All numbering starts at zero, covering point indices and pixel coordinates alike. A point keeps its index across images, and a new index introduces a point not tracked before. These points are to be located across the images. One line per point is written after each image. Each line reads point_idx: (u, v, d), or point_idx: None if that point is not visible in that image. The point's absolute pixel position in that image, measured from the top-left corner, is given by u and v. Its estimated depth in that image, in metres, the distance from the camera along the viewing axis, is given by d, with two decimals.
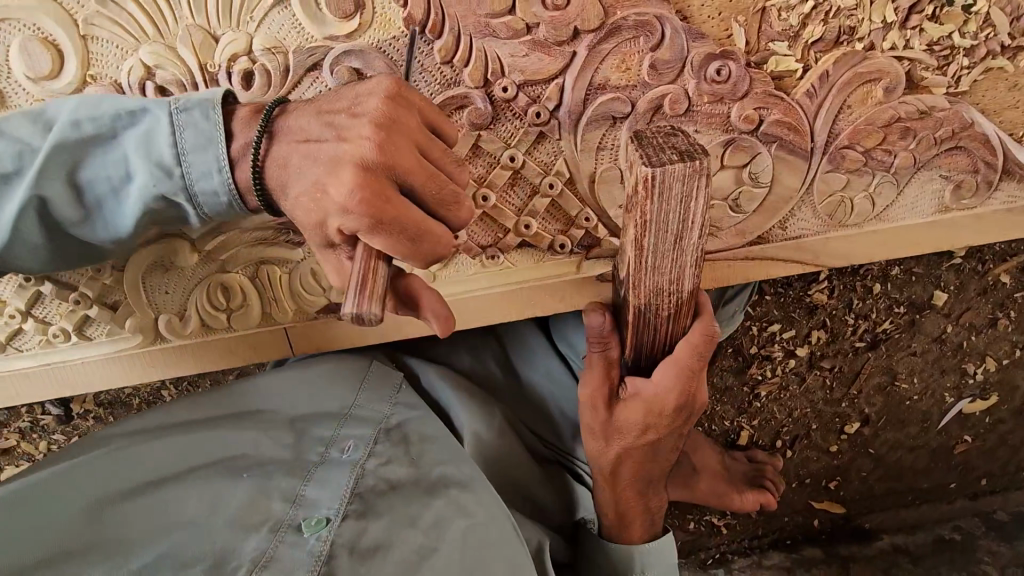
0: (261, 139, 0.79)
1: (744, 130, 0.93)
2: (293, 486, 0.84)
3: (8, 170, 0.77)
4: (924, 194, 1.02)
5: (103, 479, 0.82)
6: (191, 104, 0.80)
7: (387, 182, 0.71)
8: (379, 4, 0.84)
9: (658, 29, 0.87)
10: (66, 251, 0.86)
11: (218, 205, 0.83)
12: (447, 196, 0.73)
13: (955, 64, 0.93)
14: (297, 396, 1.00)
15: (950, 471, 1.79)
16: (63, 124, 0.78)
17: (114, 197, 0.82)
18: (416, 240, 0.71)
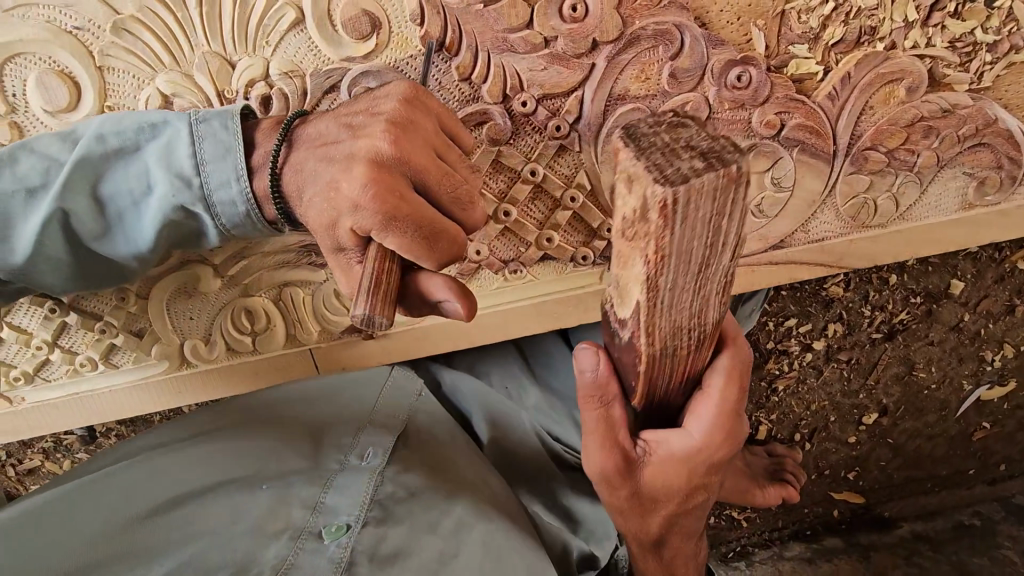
0: (279, 147, 0.77)
1: (766, 135, 0.93)
2: (313, 494, 0.86)
3: (34, 184, 0.77)
4: (947, 192, 1.01)
5: (130, 491, 0.85)
6: (211, 115, 0.80)
7: (401, 179, 0.68)
8: (396, 24, 0.84)
9: (677, 38, 0.86)
10: (88, 268, 0.84)
11: (235, 215, 0.82)
12: (461, 193, 0.71)
13: (978, 60, 0.92)
14: (320, 402, 1.01)
15: (968, 457, 1.79)
16: (88, 138, 0.78)
17: (135, 211, 0.81)
18: (431, 238, 0.68)
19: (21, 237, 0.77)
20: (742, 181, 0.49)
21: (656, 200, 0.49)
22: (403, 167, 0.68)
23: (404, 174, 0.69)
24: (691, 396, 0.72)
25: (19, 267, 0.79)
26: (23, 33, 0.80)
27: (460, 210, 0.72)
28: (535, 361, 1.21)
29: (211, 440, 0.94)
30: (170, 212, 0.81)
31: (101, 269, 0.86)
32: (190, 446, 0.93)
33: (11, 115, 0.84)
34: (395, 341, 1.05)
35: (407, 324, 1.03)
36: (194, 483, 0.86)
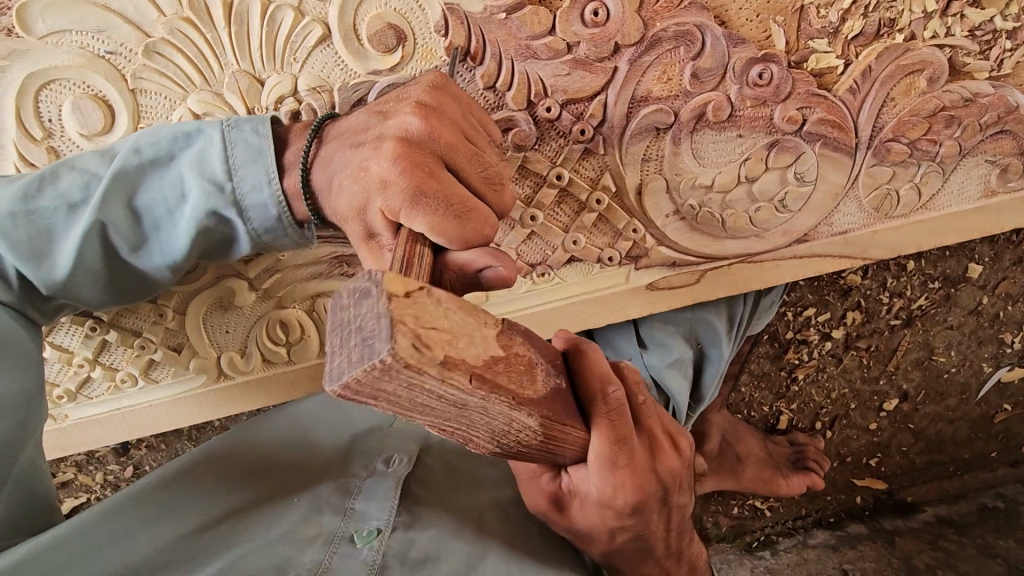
0: (310, 142, 0.79)
1: (788, 130, 0.93)
2: (343, 500, 0.88)
3: (74, 199, 0.79)
4: (970, 179, 1.02)
5: (173, 503, 0.87)
6: (242, 121, 0.81)
7: (432, 158, 0.69)
8: (420, 37, 0.85)
9: (699, 38, 0.87)
10: (126, 279, 0.86)
11: (267, 218, 0.83)
12: (491, 173, 0.72)
13: (998, 48, 0.92)
14: (345, 409, 1.07)
15: (991, 440, 1.80)
16: (125, 151, 0.79)
17: (170, 220, 0.82)
18: (463, 216, 0.67)
19: (63, 251, 0.79)
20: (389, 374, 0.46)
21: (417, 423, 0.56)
22: (432, 146, 0.70)
23: (434, 151, 0.69)
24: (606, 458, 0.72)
25: (61, 282, 0.81)
26: (58, 60, 0.82)
27: (493, 195, 0.73)
28: None
29: (245, 447, 0.98)
30: (205, 222, 0.81)
31: (138, 280, 0.87)
32: (224, 456, 0.96)
33: (48, 141, 0.86)
34: None
35: None
36: (232, 497, 0.89)
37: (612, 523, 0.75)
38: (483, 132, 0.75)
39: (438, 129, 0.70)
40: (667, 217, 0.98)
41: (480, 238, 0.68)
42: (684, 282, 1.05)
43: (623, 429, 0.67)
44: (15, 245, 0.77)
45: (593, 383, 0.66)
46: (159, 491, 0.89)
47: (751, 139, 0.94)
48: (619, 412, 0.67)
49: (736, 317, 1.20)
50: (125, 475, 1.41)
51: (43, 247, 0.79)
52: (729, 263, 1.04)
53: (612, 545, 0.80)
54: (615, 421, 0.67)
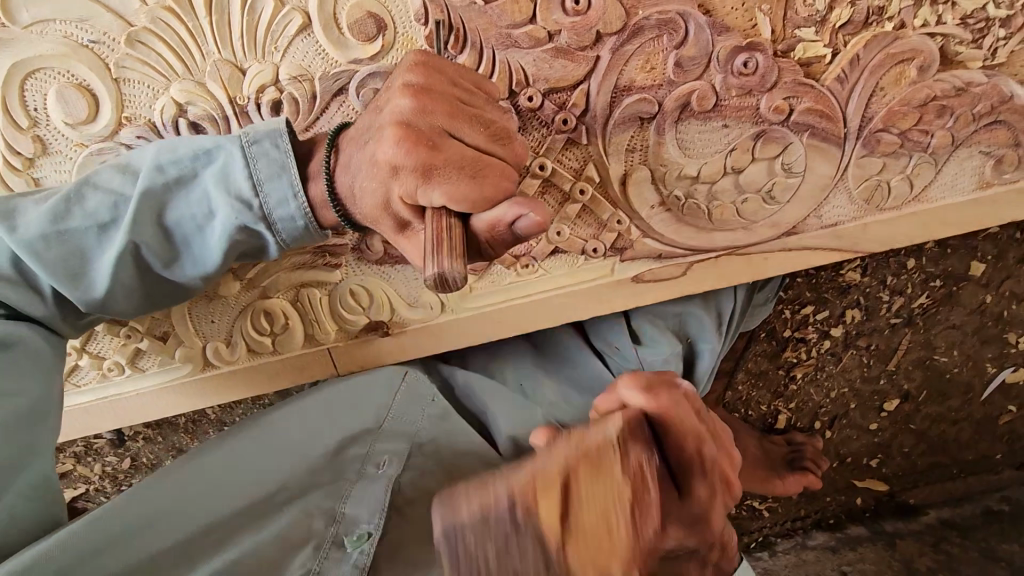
0: (328, 153, 0.81)
1: (775, 121, 0.92)
2: (334, 506, 1.01)
3: (104, 220, 0.81)
4: (964, 171, 1.00)
5: (170, 509, 0.91)
6: (261, 135, 0.81)
7: (436, 130, 0.72)
8: (401, 25, 0.85)
9: (681, 27, 0.86)
10: (158, 292, 0.89)
11: (295, 229, 0.85)
12: (495, 129, 0.75)
13: (992, 36, 0.90)
14: (337, 410, 1.03)
15: (996, 441, 1.76)
16: (149, 170, 0.81)
17: (200, 235, 0.85)
18: (478, 175, 0.71)
19: (99, 271, 0.82)
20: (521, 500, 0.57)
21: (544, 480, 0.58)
22: (434, 119, 0.72)
23: (438, 125, 0.72)
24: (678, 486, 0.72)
25: (99, 299, 0.84)
26: (41, 49, 0.83)
27: (499, 146, 0.75)
28: (551, 356, 1.22)
29: (239, 447, 0.98)
30: (235, 236, 0.84)
31: (168, 292, 0.90)
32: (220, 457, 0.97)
33: (34, 129, 0.87)
34: (411, 338, 1.06)
35: (423, 319, 1.04)
36: (231, 499, 0.95)
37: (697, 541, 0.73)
38: (476, 93, 0.76)
39: (433, 107, 0.72)
40: (652, 208, 0.97)
41: (505, 195, 0.72)
42: (670, 274, 1.03)
43: (711, 483, 0.72)
44: (52, 267, 0.81)
45: (679, 439, 0.72)
46: (149, 497, 0.91)
47: (737, 129, 0.93)
48: (709, 471, 0.72)
49: (725, 313, 1.20)
50: (122, 466, 1.43)
51: (78, 267, 0.82)
52: (714, 256, 1.02)
53: (662, 550, 0.83)
54: (704, 479, 0.72)
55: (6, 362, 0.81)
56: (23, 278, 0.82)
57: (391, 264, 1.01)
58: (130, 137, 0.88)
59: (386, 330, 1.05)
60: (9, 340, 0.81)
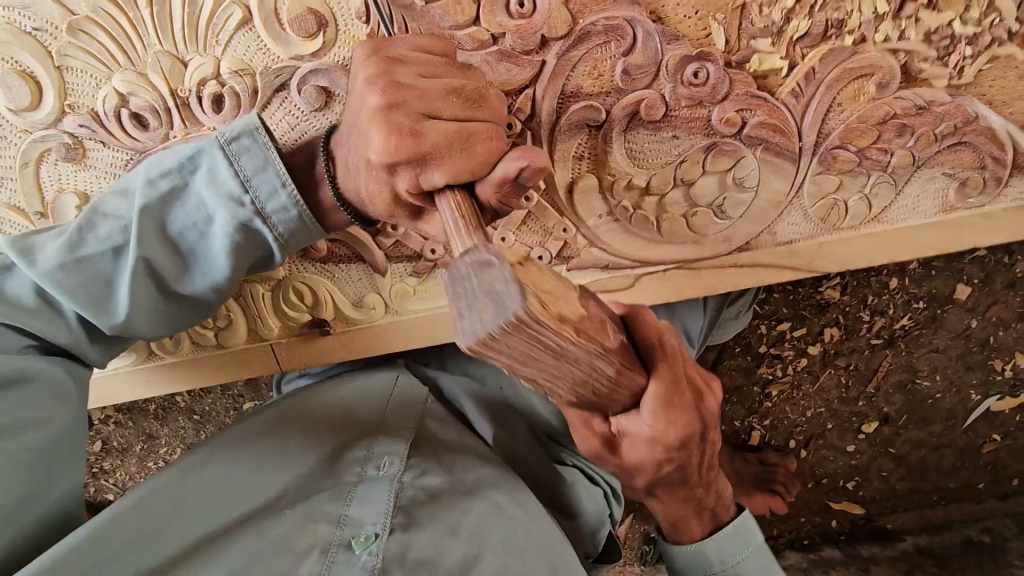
0: (327, 161, 0.79)
1: (726, 133, 0.89)
2: (339, 509, 0.84)
3: (119, 243, 0.79)
4: (926, 193, 0.96)
5: (167, 515, 0.80)
6: (237, 131, 0.78)
7: (415, 111, 0.67)
8: (342, 22, 0.83)
9: (629, 33, 0.83)
10: (178, 311, 0.85)
11: (291, 220, 0.80)
12: (469, 92, 0.69)
13: (958, 54, 0.86)
14: (329, 414, 0.96)
15: (979, 470, 1.65)
16: (142, 188, 0.78)
17: (204, 242, 0.81)
18: (466, 149, 0.68)
19: (119, 291, 0.79)
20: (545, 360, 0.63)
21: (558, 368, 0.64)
22: (408, 105, 0.67)
23: (413, 108, 0.67)
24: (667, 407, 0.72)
25: (118, 324, 0.81)
26: None
27: (477, 111, 0.70)
28: None
29: (234, 456, 0.88)
30: (237, 239, 0.80)
31: (188, 309, 0.86)
32: (212, 463, 0.86)
33: None
34: (354, 338, 1.05)
35: (367, 320, 1.03)
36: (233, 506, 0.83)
37: (660, 456, 0.76)
38: (434, 61, 0.70)
39: (401, 94, 0.67)
40: (600, 218, 0.95)
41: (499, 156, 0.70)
42: (617, 287, 1.01)
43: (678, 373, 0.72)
44: (72, 293, 0.77)
45: (641, 326, 0.74)
46: (141, 509, 0.79)
47: (688, 141, 0.90)
48: (674, 359, 0.73)
49: (694, 334, 1.16)
50: (94, 449, 1.44)
51: (99, 290, 0.79)
52: (665, 269, 1.00)
53: (657, 477, 0.81)
54: (669, 363, 0.72)
55: (21, 397, 0.76)
56: (51, 308, 0.80)
57: (335, 263, 1.00)
58: (73, 126, 0.89)
59: (329, 328, 1.04)
60: (26, 374, 0.76)
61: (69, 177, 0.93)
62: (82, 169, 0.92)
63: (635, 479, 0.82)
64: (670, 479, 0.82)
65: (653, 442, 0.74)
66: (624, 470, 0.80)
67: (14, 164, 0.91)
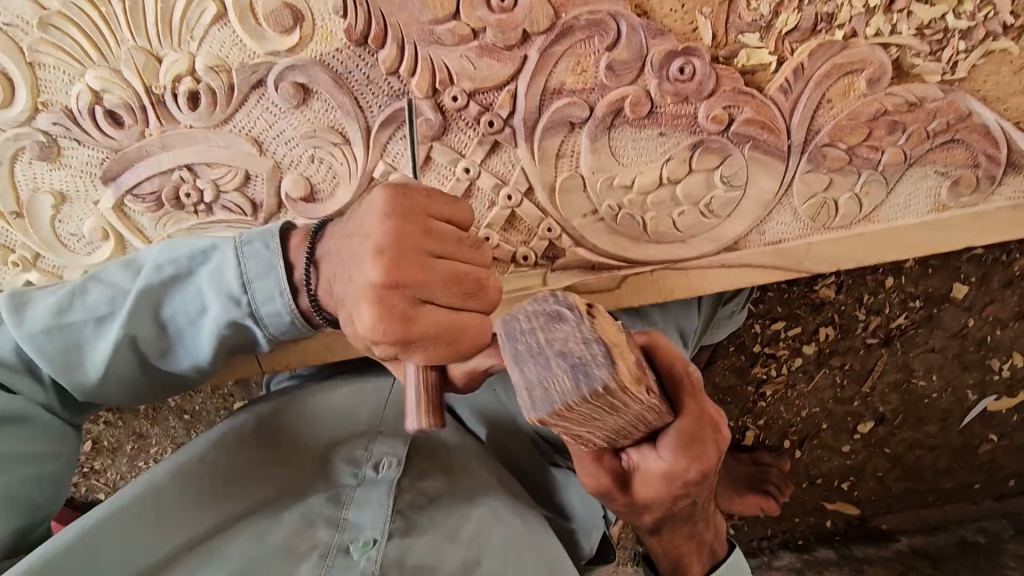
0: (310, 268, 0.74)
1: (714, 130, 0.87)
2: (336, 512, 0.81)
3: (105, 312, 0.76)
4: (918, 192, 0.94)
5: (170, 511, 0.77)
6: (253, 236, 0.76)
7: (409, 301, 0.65)
8: (319, 16, 0.81)
9: (613, 27, 0.81)
10: (157, 385, 0.82)
11: (282, 325, 0.77)
12: (466, 284, 0.68)
13: (951, 49, 0.84)
14: (329, 415, 0.94)
15: (975, 471, 1.63)
16: (148, 269, 0.76)
17: (194, 330, 0.78)
18: (455, 341, 0.66)
19: (93, 360, 0.76)
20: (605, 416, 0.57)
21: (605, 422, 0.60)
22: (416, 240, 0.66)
23: (409, 295, 0.65)
24: (687, 448, 0.68)
25: (92, 390, 0.78)
26: None
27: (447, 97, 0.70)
28: None
29: (241, 458, 0.85)
30: (226, 332, 0.77)
31: (169, 382, 0.83)
32: (213, 465, 0.83)
33: None
34: (337, 339, 1.04)
35: None
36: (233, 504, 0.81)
37: (677, 492, 0.73)
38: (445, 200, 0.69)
39: (414, 228, 0.66)
40: (585, 217, 0.93)
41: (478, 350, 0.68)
42: (603, 286, 0.98)
43: (703, 411, 0.69)
44: (52, 359, 0.75)
45: (665, 362, 0.69)
46: (141, 504, 0.76)
47: (675, 139, 0.88)
48: (702, 394, 0.69)
49: (688, 332, 1.13)
50: (82, 449, 1.42)
51: (75, 358, 0.76)
52: (651, 269, 0.98)
53: (667, 513, 0.78)
54: (697, 399, 0.68)
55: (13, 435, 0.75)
56: (27, 367, 0.77)
57: None
58: (47, 123, 0.87)
59: None
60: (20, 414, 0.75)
61: (43, 176, 0.91)
62: (57, 168, 0.91)
63: (643, 515, 0.79)
64: (680, 514, 0.79)
65: (669, 478, 0.70)
66: (633, 507, 0.76)
67: None
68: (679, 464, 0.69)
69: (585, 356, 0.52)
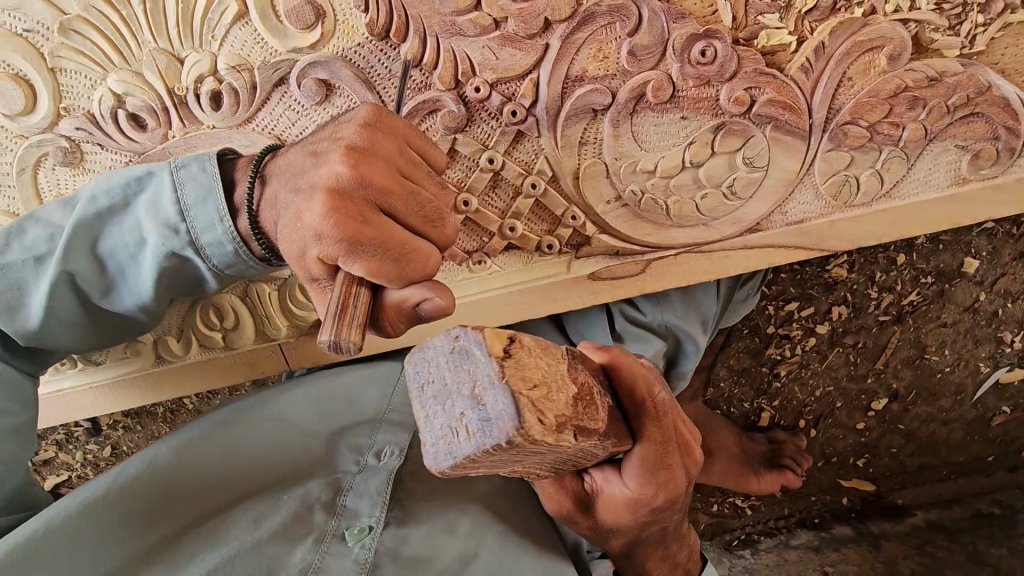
0: (252, 184, 0.74)
1: (735, 113, 0.88)
2: (334, 497, 0.82)
3: (43, 252, 0.77)
4: (938, 166, 0.95)
5: (162, 494, 0.79)
6: (188, 159, 0.76)
7: (366, 207, 0.65)
8: (340, 11, 0.81)
9: (634, 12, 0.82)
10: (104, 325, 0.84)
11: (225, 254, 0.77)
12: (428, 210, 0.67)
13: (969, 22, 0.84)
14: (333, 405, 0.95)
15: (988, 444, 1.64)
16: (82, 202, 0.77)
17: (134, 264, 0.79)
18: (402, 260, 0.64)
19: (35, 300, 0.76)
20: (520, 458, 0.56)
21: (535, 459, 0.59)
22: (380, 153, 0.67)
23: (367, 199, 0.65)
24: (651, 471, 0.70)
25: (35, 332, 0.78)
26: None
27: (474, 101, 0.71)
28: None
29: (238, 445, 0.87)
30: (169, 266, 0.78)
31: (116, 323, 0.84)
32: (209, 450, 0.86)
33: None
34: None
35: None
36: (229, 489, 0.82)
37: (645, 519, 0.76)
38: (418, 136, 0.71)
39: (386, 144, 0.67)
40: (608, 204, 0.94)
41: (416, 279, 0.66)
42: (628, 272, 1.00)
43: (666, 432, 0.69)
44: None
45: (627, 384, 0.68)
46: (134, 489, 0.79)
47: (696, 122, 0.89)
48: (663, 416, 0.68)
49: (708, 318, 1.15)
50: (105, 454, 1.42)
51: (14, 300, 0.76)
52: (676, 252, 0.99)
53: (637, 537, 0.81)
54: (657, 422, 0.68)
55: None
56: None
57: None
58: (69, 129, 0.87)
59: None
60: None
61: (66, 182, 0.91)
62: (79, 173, 0.90)
63: (609, 540, 0.82)
64: (649, 539, 0.82)
65: (635, 504, 0.73)
66: (599, 531, 0.80)
67: (12, 171, 0.90)
68: (642, 488, 0.72)
69: (489, 404, 0.51)
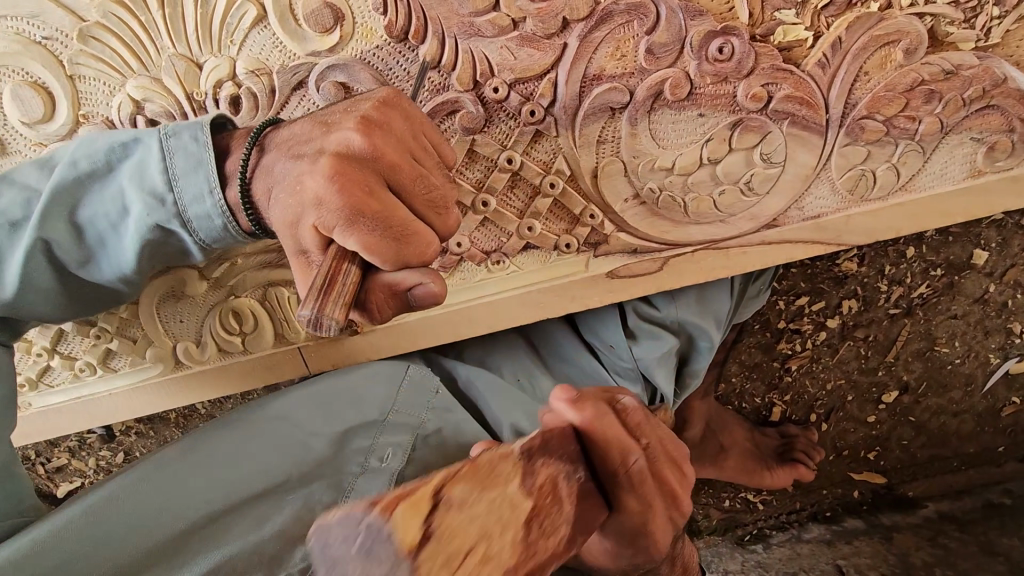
0: (249, 152, 0.73)
1: (752, 109, 0.88)
2: (335, 499, 0.90)
3: (19, 218, 0.77)
4: (954, 160, 0.95)
5: (169, 496, 0.83)
6: (180, 128, 0.75)
7: (371, 180, 0.65)
8: (358, 14, 0.81)
9: (652, 10, 0.82)
10: (80, 292, 0.84)
11: (212, 228, 0.77)
12: (434, 195, 0.67)
13: (984, 15, 0.85)
14: (337, 404, 0.94)
15: (999, 435, 1.64)
16: (62, 165, 0.77)
17: (115, 234, 0.80)
18: (402, 240, 0.63)
19: (12, 267, 0.77)
20: None
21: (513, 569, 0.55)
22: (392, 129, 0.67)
23: (373, 175, 0.65)
24: (630, 533, 0.67)
25: (9, 297, 0.79)
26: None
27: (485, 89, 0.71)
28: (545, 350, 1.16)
29: (243, 445, 0.89)
30: (152, 236, 0.79)
31: (91, 291, 0.85)
32: (215, 449, 0.88)
33: None
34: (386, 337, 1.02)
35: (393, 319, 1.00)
36: (235, 488, 0.86)
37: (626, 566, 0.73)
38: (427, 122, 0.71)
39: (396, 120, 0.68)
40: (626, 202, 0.94)
41: (413, 262, 0.65)
42: (646, 270, 1.00)
43: (645, 499, 0.65)
44: None
45: (600, 453, 0.62)
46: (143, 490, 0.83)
47: (713, 119, 0.89)
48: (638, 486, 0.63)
49: (723, 318, 1.15)
50: (118, 460, 1.43)
51: None
52: (693, 249, 0.99)
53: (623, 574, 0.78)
54: (635, 492, 0.63)
55: None
56: None
57: None
58: None
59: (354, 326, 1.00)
60: None
61: None
62: None
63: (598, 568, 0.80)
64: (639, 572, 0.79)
65: (613, 553, 0.71)
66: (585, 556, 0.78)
67: None
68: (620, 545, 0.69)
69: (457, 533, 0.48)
